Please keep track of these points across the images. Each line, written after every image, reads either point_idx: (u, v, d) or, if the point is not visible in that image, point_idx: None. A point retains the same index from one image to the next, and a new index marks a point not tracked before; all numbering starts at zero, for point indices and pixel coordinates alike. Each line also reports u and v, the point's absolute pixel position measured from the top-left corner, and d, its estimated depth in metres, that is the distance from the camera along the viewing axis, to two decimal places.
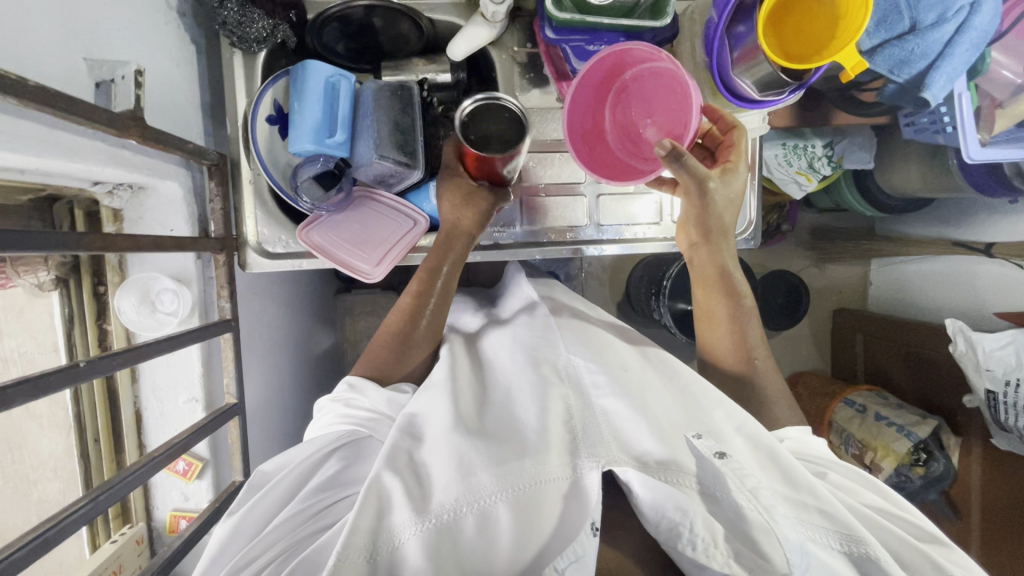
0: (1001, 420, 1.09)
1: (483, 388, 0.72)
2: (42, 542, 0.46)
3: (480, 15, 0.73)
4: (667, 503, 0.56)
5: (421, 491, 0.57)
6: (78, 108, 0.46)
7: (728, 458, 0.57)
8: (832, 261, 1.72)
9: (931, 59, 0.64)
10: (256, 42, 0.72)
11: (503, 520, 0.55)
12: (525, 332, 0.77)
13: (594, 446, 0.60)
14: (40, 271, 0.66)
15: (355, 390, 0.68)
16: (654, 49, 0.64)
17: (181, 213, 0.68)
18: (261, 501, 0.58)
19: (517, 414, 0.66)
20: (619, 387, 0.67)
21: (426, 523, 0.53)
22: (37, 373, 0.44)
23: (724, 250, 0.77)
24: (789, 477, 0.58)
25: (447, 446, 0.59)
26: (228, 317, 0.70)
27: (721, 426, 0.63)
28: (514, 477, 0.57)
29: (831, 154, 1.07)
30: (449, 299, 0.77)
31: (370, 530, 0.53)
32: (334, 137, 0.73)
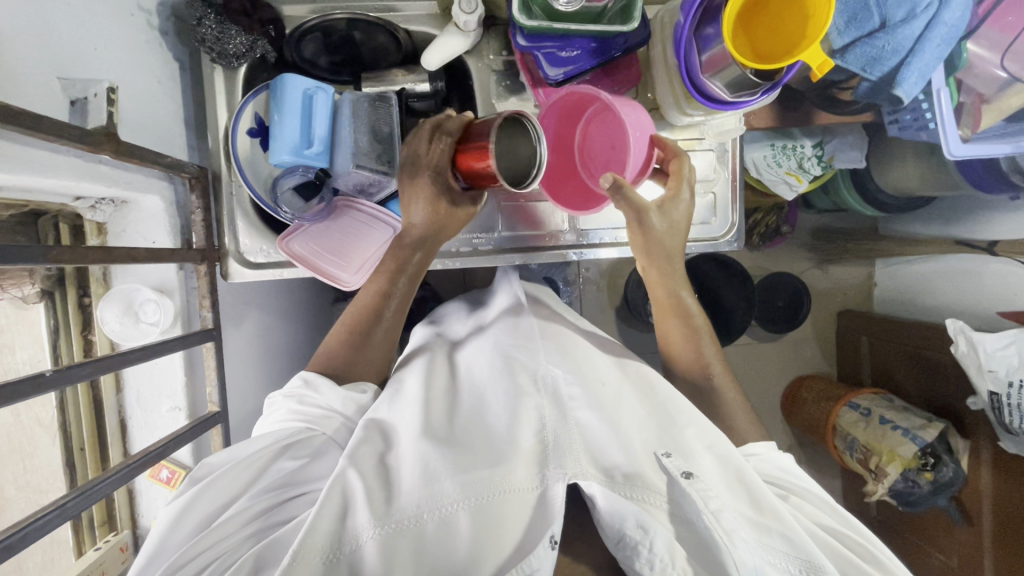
0: (1005, 422, 1.07)
1: (455, 395, 0.72)
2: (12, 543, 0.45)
3: (454, 25, 0.73)
4: (628, 520, 0.55)
5: (384, 493, 0.56)
6: (45, 126, 0.47)
7: (694, 480, 0.57)
8: (835, 262, 1.70)
9: (902, 56, 0.63)
10: (235, 58, 0.73)
11: (463, 527, 0.54)
12: (506, 339, 0.77)
13: (562, 457, 0.59)
14: (26, 284, 0.67)
15: (308, 389, 0.67)
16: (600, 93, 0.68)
17: (163, 225, 0.70)
18: (210, 489, 0.57)
19: (490, 421, 0.66)
20: (592, 400, 0.67)
21: (386, 527, 0.53)
22: (3, 382, 0.44)
23: (672, 274, 0.78)
24: (754, 500, 0.57)
25: (414, 451, 0.60)
26: (209, 326, 0.71)
27: (693, 444, 0.62)
28: (478, 486, 0.56)
29: (821, 154, 1.07)
30: (407, 298, 0.76)
31: (331, 531, 0.52)
32: (313, 147, 0.75)
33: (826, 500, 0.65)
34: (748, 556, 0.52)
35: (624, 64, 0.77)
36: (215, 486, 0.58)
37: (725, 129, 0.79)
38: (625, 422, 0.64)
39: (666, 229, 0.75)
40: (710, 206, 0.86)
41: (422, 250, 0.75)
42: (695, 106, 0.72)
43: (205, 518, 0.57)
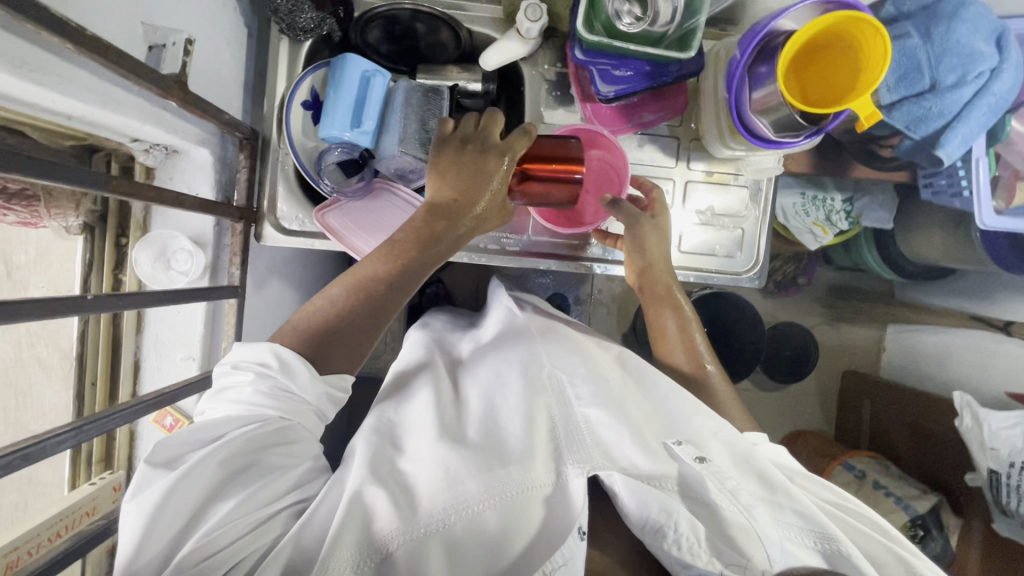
0: (1003, 503, 1.07)
1: (461, 399, 0.70)
2: (31, 452, 0.45)
3: (515, 31, 0.75)
4: (652, 504, 0.55)
5: (407, 499, 0.55)
6: (127, 64, 0.50)
7: (707, 464, 0.58)
8: (846, 321, 1.71)
9: (948, 119, 0.65)
10: (302, 32, 0.76)
11: (490, 524, 0.54)
12: (509, 348, 0.75)
13: (578, 453, 0.60)
14: (71, 216, 0.66)
15: (276, 370, 0.58)
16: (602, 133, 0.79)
17: (208, 178, 0.72)
18: (184, 492, 0.50)
19: (499, 421, 0.64)
20: (600, 396, 0.66)
21: (415, 532, 0.52)
22: (49, 296, 0.46)
23: (666, 272, 0.81)
24: (766, 480, 0.60)
25: (433, 454, 0.58)
26: (236, 283, 0.74)
27: (702, 432, 0.63)
28: (500, 485, 0.56)
29: (850, 209, 1.09)
30: (416, 280, 0.68)
31: (358, 541, 0.52)
32: (363, 127, 0.77)
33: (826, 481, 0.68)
34: (768, 529, 0.54)
35: (674, 93, 0.80)
36: (186, 486, 0.50)
37: (762, 168, 0.81)
38: (636, 415, 0.64)
39: (658, 233, 0.80)
40: (736, 241, 0.87)
41: (444, 244, 0.69)
42: (739, 141, 0.74)
43: (183, 525, 0.50)
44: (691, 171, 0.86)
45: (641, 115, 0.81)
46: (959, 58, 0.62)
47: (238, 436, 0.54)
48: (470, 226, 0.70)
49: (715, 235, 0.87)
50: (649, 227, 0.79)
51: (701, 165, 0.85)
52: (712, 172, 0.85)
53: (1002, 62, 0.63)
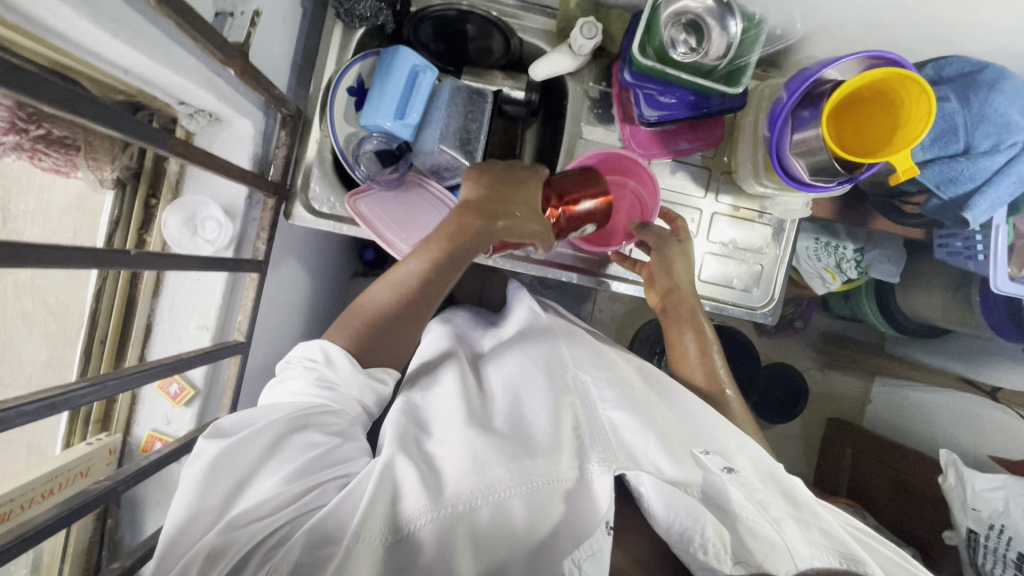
0: (978, 563, 1.08)
1: (488, 390, 0.71)
2: (50, 405, 0.46)
3: (567, 45, 0.77)
4: (679, 508, 0.55)
5: (434, 479, 0.56)
6: (201, 28, 0.50)
7: (733, 475, 0.60)
8: (836, 368, 1.75)
9: (978, 184, 0.67)
10: (358, 19, 0.77)
11: (517, 514, 0.55)
12: (534, 346, 0.77)
13: (603, 451, 0.61)
14: (106, 169, 0.66)
15: (327, 361, 0.63)
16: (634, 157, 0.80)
17: (247, 150, 0.72)
18: (236, 462, 0.53)
19: (525, 415, 0.65)
20: (626, 401, 0.67)
21: (441, 511, 0.53)
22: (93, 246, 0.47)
23: (691, 296, 0.83)
24: (792, 498, 0.61)
25: (462, 439, 0.59)
26: (261, 258, 0.73)
27: (726, 445, 0.66)
28: (527, 474, 0.57)
29: (859, 259, 1.12)
30: (454, 273, 0.71)
31: (386, 515, 0.52)
32: (406, 119, 0.78)
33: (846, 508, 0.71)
34: (798, 543, 0.53)
35: (711, 125, 0.82)
36: (235, 455, 0.53)
37: (789, 210, 0.83)
38: (661, 423, 0.65)
39: (682, 257, 0.82)
40: (754, 276, 0.88)
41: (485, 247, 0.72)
42: (772, 179, 0.76)
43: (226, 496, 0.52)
44: (718, 203, 0.87)
45: (677, 142, 0.82)
46: (995, 127, 0.65)
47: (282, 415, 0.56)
48: (505, 227, 0.70)
49: (735, 268, 0.88)
50: (676, 251, 0.81)
51: (727, 198, 0.87)
52: (738, 207, 0.87)
53: None
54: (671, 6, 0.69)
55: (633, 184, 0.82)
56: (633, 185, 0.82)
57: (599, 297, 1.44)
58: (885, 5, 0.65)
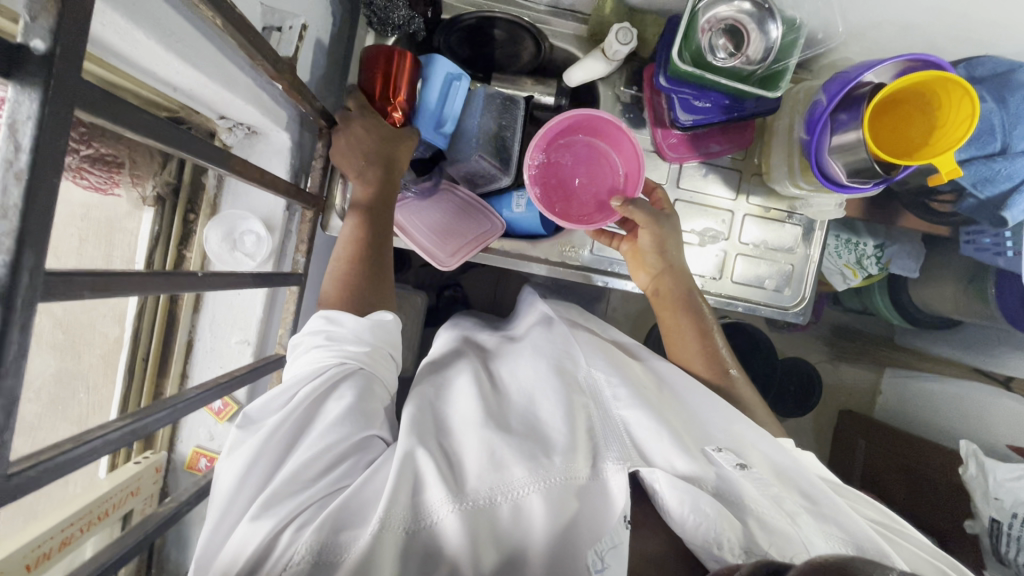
0: (1001, 551, 1.11)
1: (499, 390, 0.68)
2: (139, 426, 0.41)
3: (600, 50, 0.77)
4: (694, 502, 0.53)
5: (454, 474, 0.53)
6: (259, 45, 0.49)
7: (747, 470, 0.59)
8: (847, 361, 1.77)
9: (1016, 183, 0.67)
10: (391, 27, 0.77)
11: (536, 510, 0.52)
12: (545, 343, 0.74)
13: (617, 449, 0.58)
14: (148, 185, 0.66)
15: (336, 325, 0.61)
16: (615, 121, 0.75)
17: (285, 163, 0.71)
18: (268, 450, 0.52)
19: (539, 416, 0.62)
20: (642, 400, 0.64)
21: (463, 503, 0.51)
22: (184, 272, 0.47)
23: (685, 277, 0.80)
24: (808, 493, 0.60)
25: (478, 436, 0.56)
26: (300, 271, 0.73)
27: (742, 440, 0.64)
28: (546, 470, 0.54)
29: (880, 255, 1.13)
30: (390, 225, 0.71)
31: (408, 508, 0.50)
32: (440, 129, 0.78)
33: (871, 500, 0.70)
34: (813, 536, 0.54)
35: (742, 128, 0.82)
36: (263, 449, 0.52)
37: (822, 211, 0.84)
38: (673, 421, 0.64)
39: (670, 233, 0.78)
40: (785, 276, 0.89)
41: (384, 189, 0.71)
42: (808, 180, 0.77)
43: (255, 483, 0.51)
44: (748, 205, 0.88)
45: (708, 145, 0.83)
46: None
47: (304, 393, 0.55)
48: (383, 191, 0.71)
49: (767, 269, 0.89)
50: (667, 230, 0.78)
51: (757, 199, 0.87)
52: (768, 208, 0.88)
53: None
54: (710, 11, 0.69)
55: (616, 157, 0.80)
56: (617, 159, 0.79)
57: (616, 297, 1.44)
58: (925, 8, 0.66)
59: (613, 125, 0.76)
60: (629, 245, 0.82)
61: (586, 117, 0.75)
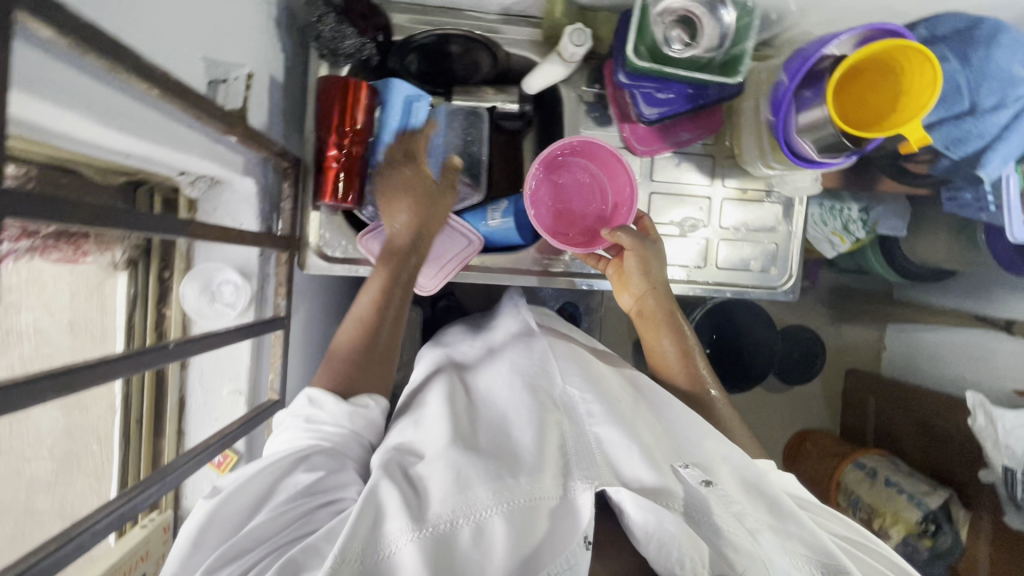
0: (1016, 497, 1.12)
1: (476, 413, 0.68)
2: (117, 516, 0.43)
3: (557, 53, 0.76)
4: (657, 523, 0.53)
5: (417, 503, 0.54)
6: (202, 105, 0.49)
7: (713, 487, 0.59)
8: (847, 321, 1.77)
9: (988, 141, 0.67)
10: (344, 57, 0.76)
11: (497, 533, 0.51)
12: (522, 360, 0.74)
13: (586, 468, 0.58)
14: (117, 250, 0.65)
15: (317, 404, 0.62)
16: (614, 151, 0.77)
17: (253, 209, 0.71)
18: (232, 503, 0.53)
19: (511, 435, 0.63)
20: (613, 415, 0.65)
21: (423, 531, 0.50)
22: (138, 351, 0.47)
23: (668, 299, 0.80)
24: (775, 508, 0.61)
25: (445, 462, 0.57)
26: (282, 314, 0.73)
27: (711, 456, 0.65)
28: (509, 492, 0.54)
29: (866, 218, 1.12)
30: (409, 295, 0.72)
31: (366, 538, 0.50)
32: (405, 152, 0.78)
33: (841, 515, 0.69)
34: (775, 554, 0.54)
35: (709, 115, 0.82)
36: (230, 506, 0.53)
37: (799, 187, 0.83)
38: (647, 435, 0.64)
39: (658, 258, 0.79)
40: (770, 255, 0.88)
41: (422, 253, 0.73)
42: (778, 160, 0.76)
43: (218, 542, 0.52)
44: (725, 188, 0.87)
45: (677, 134, 0.82)
46: (1000, 82, 0.64)
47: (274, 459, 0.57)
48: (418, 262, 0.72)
49: (750, 250, 0.88)
50: (653, 252, 0.78)
51: (733, 181, 0.87)
52: (744, 189, 0.87)
53: None
54: (661, 3, 0.68)
55: (610, 184, 0.81)
56: (612, 186, 0.81)
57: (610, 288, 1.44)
58: None
59: (609, 154, 0.78)
60: (613, 267, 0.81)
61: (586, 141, 0.77)
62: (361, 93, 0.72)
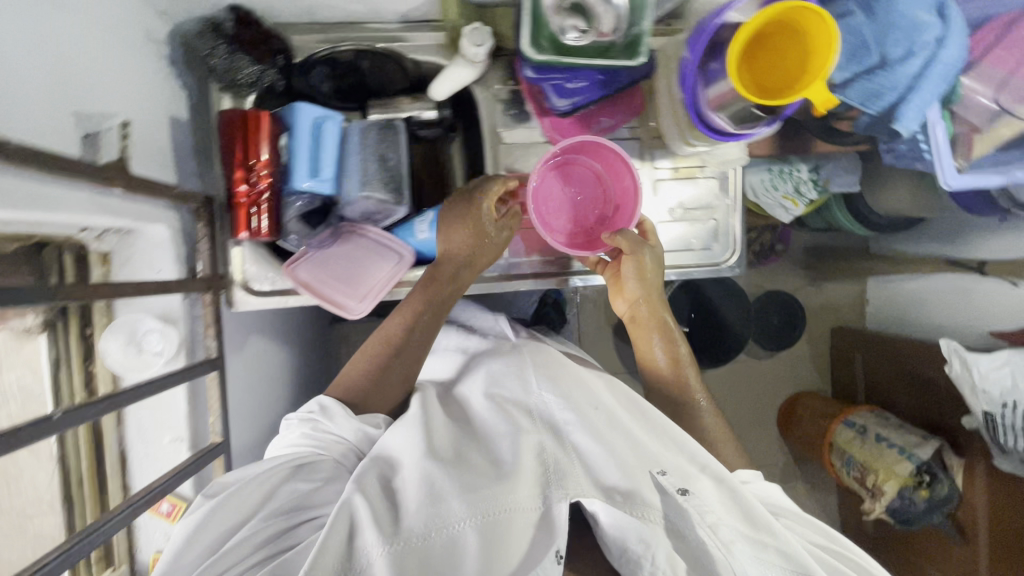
0: (1001, 442, 1.10)
1: (454, 428, 0.67)
2: None
3: (461, 56, 0.74)
4: (630, 534, 0.54)
5: (391, 516, 0.53)
6: (61, 164, 0.47)
7: (689, 496, 0.57)
8: (827, 280, 1.74)
9: (901, 93, 0.64)
10: (245, 87, 0.74)
11: (469, 546, 0.51)
12: (500, 372, 0.76)
13: (563, 479, 0.57)
14: (29, 316, 0.63)
15: (322, 415, 0.64)
16: (622, 154, 0.76)
17: (168, 254, 0.70)
18: (218, 519, 0.54)
19: (491, 448, 0.62)
20: (587, 424, 0.64)
21: (395, 544, 0.50)
22: (13, 428, 0.44)
23: (660, 306, 0.81)
24: (750, 517, 0.58)
25: (420, 472, 0.57)
26: (214, 356, 0.72)
27: (687, 466, 0.62)
28: (484, 503, 0.53)
29: (817, 178, 1.09)
30: (440, 315, 0.74)
31: (340, 553, 0.50)
32: (321, 175, 0.75)
33: (816, 521, 0.67)
34: (747, 565, 0.54)
35: (628, 96, 0.79)
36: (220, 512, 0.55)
37: (727, 159, 0.81)
38: (623, 442, 0.62)
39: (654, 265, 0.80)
40: (711, 232, 0.87)
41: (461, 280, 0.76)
42: (699, 138, 0.74)
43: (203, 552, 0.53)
44: (657, 170, 0.85)
45: (599, 121, 0.80)
46: (904, 31, 0.62)
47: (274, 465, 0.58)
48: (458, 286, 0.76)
49: (690, 229, 0.87)
50: (649, 260, 0.79)
51: (666, 162, 0.84)
52: (677, 167, 0.85)
53: (950, 28, 0.62)
54: None
55: (617, 184, 0.81)
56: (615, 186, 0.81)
57: None
58: None
59: (618, 157, 0.77)
60: (611, 271, 0.85)
61: (597, 140, 0.76)
62: (262, 122, 0.71)
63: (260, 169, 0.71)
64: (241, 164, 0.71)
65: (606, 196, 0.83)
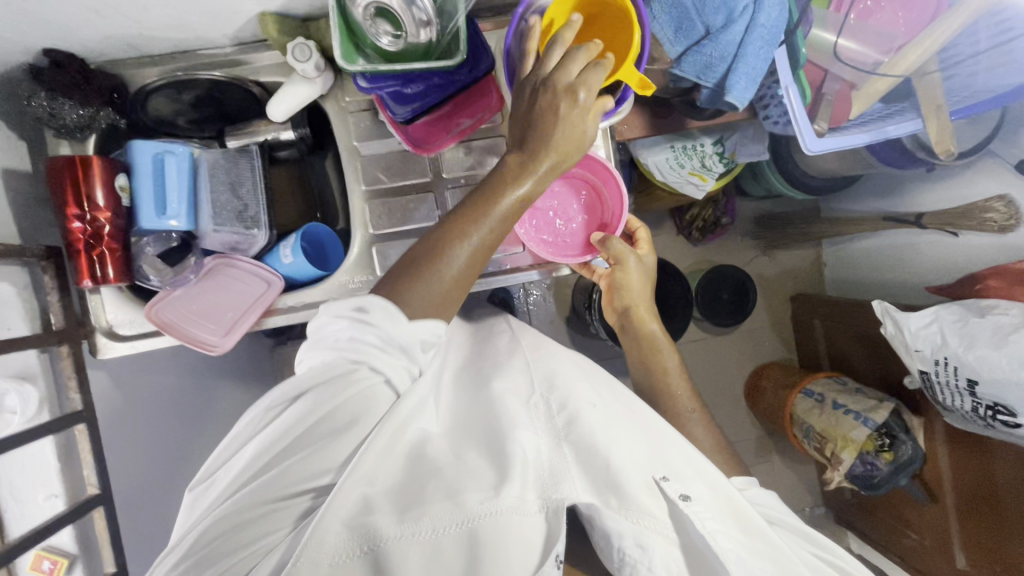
0: (941, 402, 0.99)
1: (461, 415, 0.66)
2: None
3: (298, 73, 0.72)
4: (627, 539, 0.56)
5: (404, 501, 0.53)
6: None
7: (691, 503, 0.58)
8: (775, 248, 1.64)
9: (730, 61, 0.64)
10: (78, 129, 0.72)
11: (476, 541, 0.52)
12: (506, 360, 0.73)
13: (562, 483, 0.58)
14: None
15: (373, 317, 0.55)
16: (607, 167, 0.79)
17: (17, 311, 0.67)
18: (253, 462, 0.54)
19: (504, 433, 0.60)
20: (597, 423, 0.63)
21: (406, 530, 0.51)
22: None
23: (651, 317, 0.89)
24: (744, 524, 0.60)
25: (426, 465, 0.57)
26: (80, 408, 0.72)
27: (684, 467, 0.63)
28: (491, 500, 0.54)
29: (722, 151, 1.03)
30: (504, 232, 0.62)
31: (346, 536, 0.50)
32: (169, 212, 0.73)
33: (804, 528, 0.69)
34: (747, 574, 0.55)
35: (481, 89, 0.74)
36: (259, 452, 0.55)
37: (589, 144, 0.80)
38: (628, 444, 0.62)
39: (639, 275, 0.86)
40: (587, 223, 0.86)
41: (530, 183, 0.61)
42: None
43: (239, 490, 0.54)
44: None
45: (457, 122, 0.75)
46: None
47: (312, 398, 0.54)
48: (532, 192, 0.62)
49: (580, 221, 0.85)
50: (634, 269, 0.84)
51: None
52: None
53: None
54: None
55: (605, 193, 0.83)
56: (605, 193, 0.82)
57: None
58: None
59: (601, 167, 0.79)
60: (606, 279, 0.89)
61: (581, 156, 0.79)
62: (92, 165, 0.69)
63: (98, 215, 0.69)
64: (75, 213, 0.68)
65: (598, 205, 0.85)
